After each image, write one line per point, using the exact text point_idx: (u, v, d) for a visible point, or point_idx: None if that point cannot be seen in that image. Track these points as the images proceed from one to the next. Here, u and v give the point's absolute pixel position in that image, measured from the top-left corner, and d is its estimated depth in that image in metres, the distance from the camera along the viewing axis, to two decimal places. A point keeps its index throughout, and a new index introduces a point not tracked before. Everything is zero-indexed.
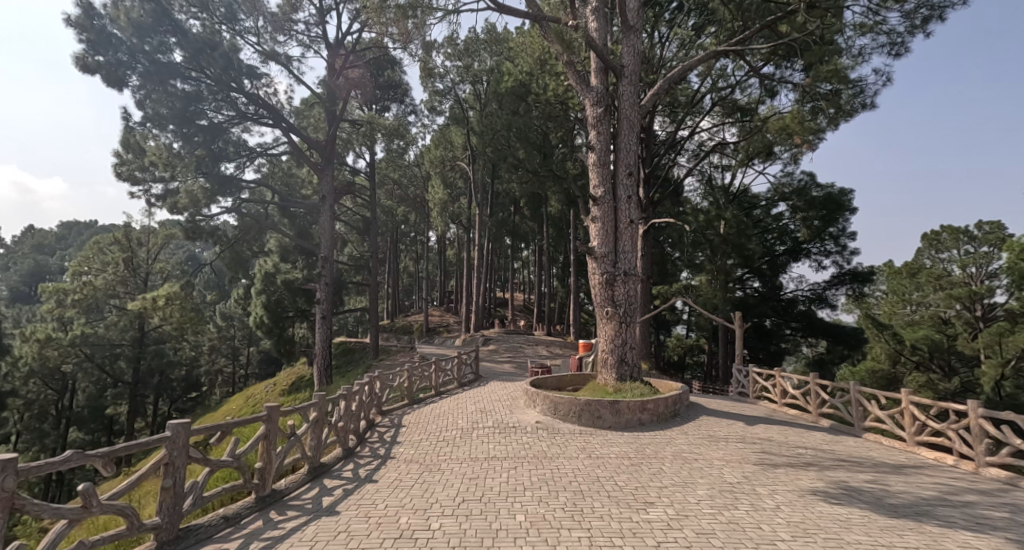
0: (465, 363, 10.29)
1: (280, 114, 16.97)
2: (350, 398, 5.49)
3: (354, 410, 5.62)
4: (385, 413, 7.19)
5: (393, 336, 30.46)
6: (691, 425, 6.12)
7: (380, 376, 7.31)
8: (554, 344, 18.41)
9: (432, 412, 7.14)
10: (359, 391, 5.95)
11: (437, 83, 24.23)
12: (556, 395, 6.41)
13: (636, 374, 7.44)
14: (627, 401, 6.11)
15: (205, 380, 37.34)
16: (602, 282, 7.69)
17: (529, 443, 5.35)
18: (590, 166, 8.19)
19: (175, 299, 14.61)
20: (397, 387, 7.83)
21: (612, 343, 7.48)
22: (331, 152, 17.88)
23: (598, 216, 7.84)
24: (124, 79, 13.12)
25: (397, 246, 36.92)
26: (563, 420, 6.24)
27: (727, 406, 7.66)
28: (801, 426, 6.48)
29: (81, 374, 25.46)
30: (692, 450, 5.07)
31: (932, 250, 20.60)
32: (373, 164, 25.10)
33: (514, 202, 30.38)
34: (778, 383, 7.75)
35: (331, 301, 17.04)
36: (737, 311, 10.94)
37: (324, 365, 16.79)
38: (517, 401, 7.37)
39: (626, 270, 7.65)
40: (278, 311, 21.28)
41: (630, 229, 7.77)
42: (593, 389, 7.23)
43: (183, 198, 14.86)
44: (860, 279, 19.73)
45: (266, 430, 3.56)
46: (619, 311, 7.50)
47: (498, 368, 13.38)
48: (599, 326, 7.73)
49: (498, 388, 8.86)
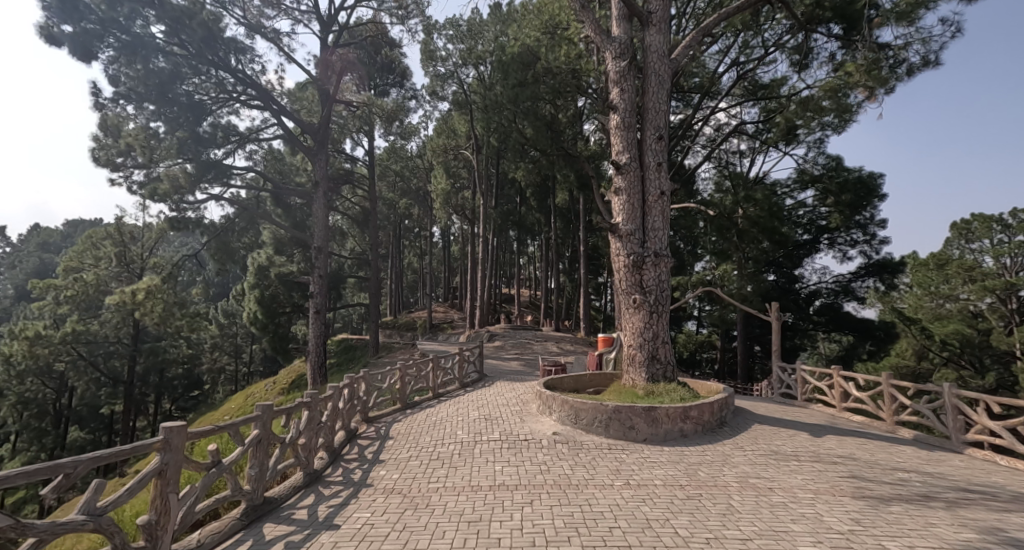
0: (468, 361, 9.16)
1: (271, 96, 15.91)
2: (318, 407, 4.37)
3: (324, 421, 4.50)
4: (371, 421, 6.05)
5: (396, 333, 29.42)
6: (745, 438, 4.90)
7: (366, 376, 6.19)
8: (564, 341, 17.26)
9: (428, 420, 6.03)
10: (332, 397, 4.82)
11: (438, 65, 23.07)
12: (577, 400, 5.22)
13: (669, 375, 6.26)
14: (665, 408, 4.92)
15: (206, 378, 36.52)
16: (627, 266, 6.48)
17: (546, 463, 4.20)
18: (612, 130, 7.03)
19: (156, 293, 13.51)
20: (387, 390, 6.69)
21: (640, 337, 6.29)
22: (326, 136, 16.67)
23: (622, 189, 6.68)
24: (95, 51, 12.21)
25: (400, 241, 35.91)
26: (587, 431, 5.06)
27: (777, 411, 6.45)
28: (877, 437, 5.28)
29: (75, 373, 24.56)
30: (760, 474, 3.88)
31: (962, 240, 19.27)
32: (373, 154, 24.02)
33: (520, 192, 29.22)
34: (837, 384, 6.53)
35: (325, 293, 16.12)
36: (772, 301, 9.77)
37: (318, 362, 15.79)
38: (528, 407, 6.21)
39: (656, 250, 6.46)
40: (272, 305, 20.29)
41: (660, 203, 6.60)
42: (618, 392, 6.05)
43: (163, 184, 13.83)
44: (888, 270, 18.34)
45: (163, 465, 2.40)
46: (649, 299, 6.31)
47: (505, 366, 12.26)
48: (624, 318, 6.56)
49: (504, 390, 7.71)
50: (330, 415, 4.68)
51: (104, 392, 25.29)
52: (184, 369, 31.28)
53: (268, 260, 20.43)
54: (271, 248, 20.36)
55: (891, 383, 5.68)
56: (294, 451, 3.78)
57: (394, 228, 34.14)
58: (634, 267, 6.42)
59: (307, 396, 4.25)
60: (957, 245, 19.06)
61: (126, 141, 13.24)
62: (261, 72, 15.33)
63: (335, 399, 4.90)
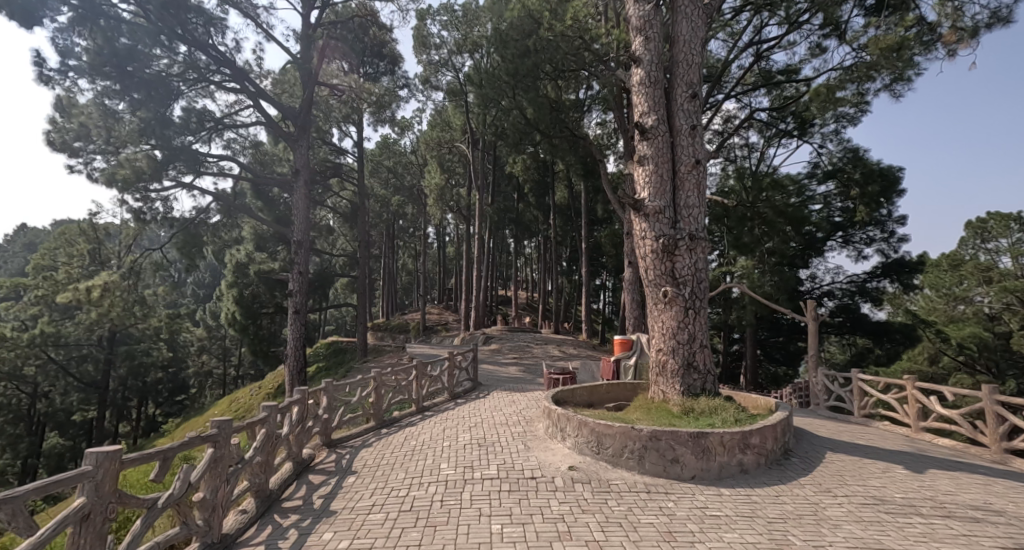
0: (460, 368, 7.86)
1: (248, 77, 14.64)
2: (230, 440, 3.04)
3: (247, 457, 3.19)
4: (335, 444, 4.82)
5: (389, 336, 28.08)
6: (827, 476, 3.64)
7: (329, 391, 4.95)
8: (566, 344, 15.99)
9: (409, 443, 4.74)
10: (264, 421, 3.50)
11: (432, 52, 21.86)
12: (598, 423, 3.96)
13: (708, 387, 4.99)
14: (719, 434, 3.66)
15: (193, 382, 35.05)
16: (656, 250, 5.23)
17: (564, 522, 2.91)
18: (633, 87, 5.80)
19: (114, 290, 12.12)
20: (358, 405, 5.42)
21: (672, 341, 5.04)
22: (308, 120, 15.24)
23: (648, 156, 5.44)
24: (41, 17, 10.81)
25: (394, 240, 34.61)
26: (613, 466, 3.80)
27: (840, 432, 5.20)
28: (986, 470, 4.03)
29: (46, 377, 23.04)
30: (882, 543, 2.62)
31: (977, 239, 18.20)
32: (362, 146, 22.77)
33: (519, 188, 27.95)
34: (912, 398, 5.32)
35: (305, 292, 14.81)
36: (807, 299, 8.51)
37: (296, 368, 14.40)
38: (534, 428, 4.93)
39: (690, 232, 5.23)
40: (250, 306, 18.88)
41: (695, 174, 5.36)
42: (647, 410, 4.79)
43: (124, 170, 12.14)
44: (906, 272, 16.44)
45: None
46: (683, 293, 5.07)
47: (502, 372, 10.98)
48: (650, 315, 5.33)
49: (503, 403, 6.42)
50: (260, 447, 3.37)
51: (77, 399, 23.78)
52: (168, 373, 29.84)
53: (247, 257, 19.08)
54: (253, 244, 19.11)
55: (996, 401, 4.47)
56: (176, 508, 2.52)
57: (388, 226, 32.84)
58: (664, 251, 5.17)
59: (213, 426, 2.95)
60: (971, 245, 18.03)
61: (77, 119, 11.81)
62: (235, 50, 14.06)
63: (272, 425, 3.60)
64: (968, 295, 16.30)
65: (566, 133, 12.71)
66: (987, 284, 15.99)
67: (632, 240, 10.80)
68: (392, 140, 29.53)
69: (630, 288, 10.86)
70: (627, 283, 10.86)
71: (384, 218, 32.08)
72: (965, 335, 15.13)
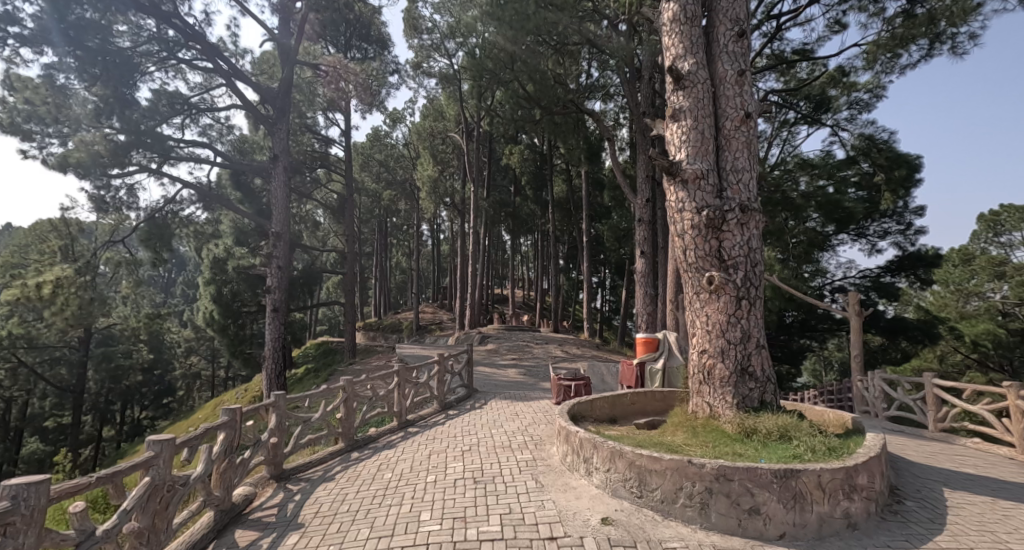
0: (451, 373, 6.72)
1: (221, 53, 13.42)
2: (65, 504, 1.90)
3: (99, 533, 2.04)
4: (287, 478, 3.68)
5: (380, 336, 26.93)
6: (970, 533, 2.53)
7: (279, 413, 3.83)
8: (568, 343, 14.93)
9: (384, 477, 3.59)
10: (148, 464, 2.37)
11: (423, 35, 20.66)
12: (638, 454, 2.87)
13: (768, 400, 3.89)
14: (816, 474, 2.56)
15: (179, 385, 33.71)
16: (699, 225, 4.13)
17: None
18: (663, 27, 4.72)
19: (68, 287, 10.96)
20: (320, 424, 4.31)
21: (721, 339, 3.96)
22: (288, 101, 13.96)
23: (685, 109, 4.36)
24: None
25: (386, 237, 33.47)
26: (663, 518, 2.70)
27: (930, 454, 4.08)
28: None
29: (15, 381, 21.68)
30: None
31: (989, 233, 17.16)
32: (350, 136, 21.56)
33: (514, 181, 26.68)
34: (1016, 411, 4.25)
35: (285, 288, 13.65)
36: (849, 293, 7.40)
37: (274, 371, 13.20)
38: (546, 453, 3.83)
39: (742, 202, 4.13)
40: (230, 304, 17.69)
41: (744, 130, 4.28)
42: (694, 430, 3.69)
43: (79, 154, 10.94)
44: (921, 264, 15.03)
45: None
46: (734, 279, 3.98)
47: (500, 376, 9.87)
48: (689, 308, 4.26)
49: (504, 417, 5.30)
50: (133, 511, 2.22)
51: (51, 404, 22.45)
52: (153, 376, 28.61)
53: (226, 252, 17.90)
54: (233, 238, 17.88)
55: None
56: None
57: (379, 223, 31.64)
58: (709, 226, 4.09)
59: (9, 496, 1.81)
60: (985, 240, 17.10)
61: (22, 95, 10.50)
62: (206, 23, 12.82)
63: (159, 475, 2.45)
64: (980, 291, 15.44)
65: (569, 110, 11.81)
66: (999, 279, 15.26)
67: (644, 228, 9.76)
68: (384, 132, 28.40)
69: (641, 280, 9.80)
70: (639, 274, 9.84)
71: (375, 213, 30.82)
72: (980, 332, 14.35)
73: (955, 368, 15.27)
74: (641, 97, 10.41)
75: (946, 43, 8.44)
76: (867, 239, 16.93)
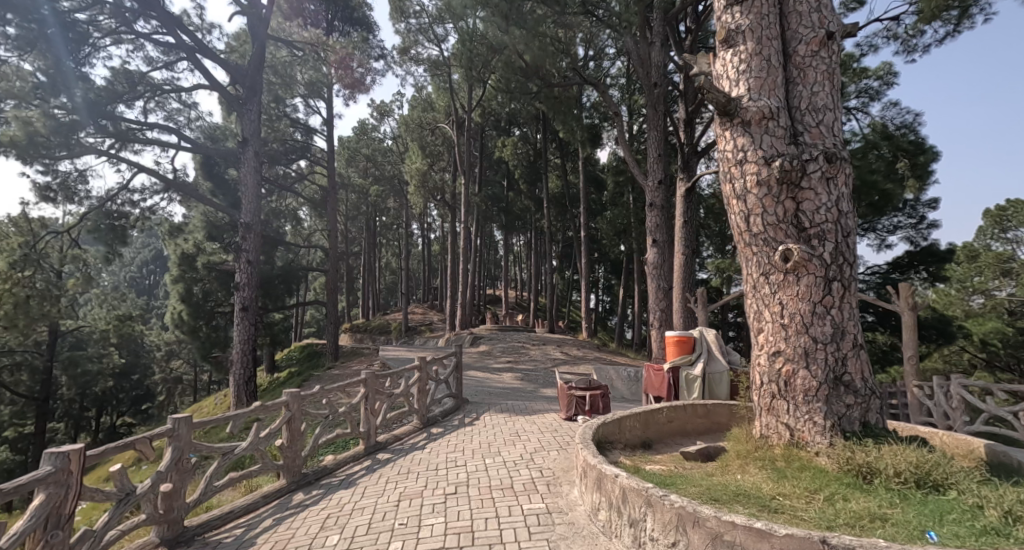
0: (438, 381, 5.56)
1: (183, 27, 12.17)
2: None
3: None
4: (184, 543, 2.53)
5: (367, 338, 25.70)
6: None
7: (177, 448, 2.63)
8: (566, 344, 13.86)
9: (326, 543, 2.42)
10: None
11: (411, 18, 19.44)
12: (721, 522, 1.76)
13: (875, 420, 2.76)
14: None
15: (158, 390, 32.15)
16: (769, 182, 3.02)
17: None
18: None
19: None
20: (246, 454, 3.15)
21: (804, 336, 2.86)
22: (259, 79, 12.70)
23: (744, 30, 3.28)
24: None
25: (375, 236, 32.20)
26: None
27: None
28: None
29: None
30: None
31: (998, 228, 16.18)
32: (332, 126, 20.32)
33: (508, 174, 25.45)
34: None
35: (256, 285, 12.36)
36: (900, 284, 6.32)
37: (243, 378, 11.95)
38: (563, 499, 2.70)
39: (826, 149, 3.01)
40: (201, 305, 16.36)
41: (824, 56, 3.16)
42: (776, 468, 2.58)
43: (13, 133, 8.82)
44: (933, 261, 13.46)
45: None
46: (818, 253, 2.88)
47: (493, 381, 8.75)
48: (753, 294, 3.17)
49: (504, 438, 4.17)
50: None
51: (14, 412, 20.89)
52: (129, 381, 27.07)
53: (195, 248, 16.57)
54: (202, 233, 16.49)
55: None
56: None
57: (367, 220, 30.40)
58: (782, 181, 2.99)
59: None
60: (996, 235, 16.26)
61: None
62: None
63: None
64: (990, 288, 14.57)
65: (569, 86, 10.72)
66: (1007, 276, 14.40)
67: (656, 213, 8.96)
68: (371, 125, 27.17)
69: (651, 273, 8.94)
70: (649, 267, 8.96)
71: (362, 209, 29.55)
72: (988, 330, 13.08)
73: (967, 368, 14.39)
74: (653, 68, 9.35)
75: (980, 12, 7.62)
76: (878, 234, 16.02)
